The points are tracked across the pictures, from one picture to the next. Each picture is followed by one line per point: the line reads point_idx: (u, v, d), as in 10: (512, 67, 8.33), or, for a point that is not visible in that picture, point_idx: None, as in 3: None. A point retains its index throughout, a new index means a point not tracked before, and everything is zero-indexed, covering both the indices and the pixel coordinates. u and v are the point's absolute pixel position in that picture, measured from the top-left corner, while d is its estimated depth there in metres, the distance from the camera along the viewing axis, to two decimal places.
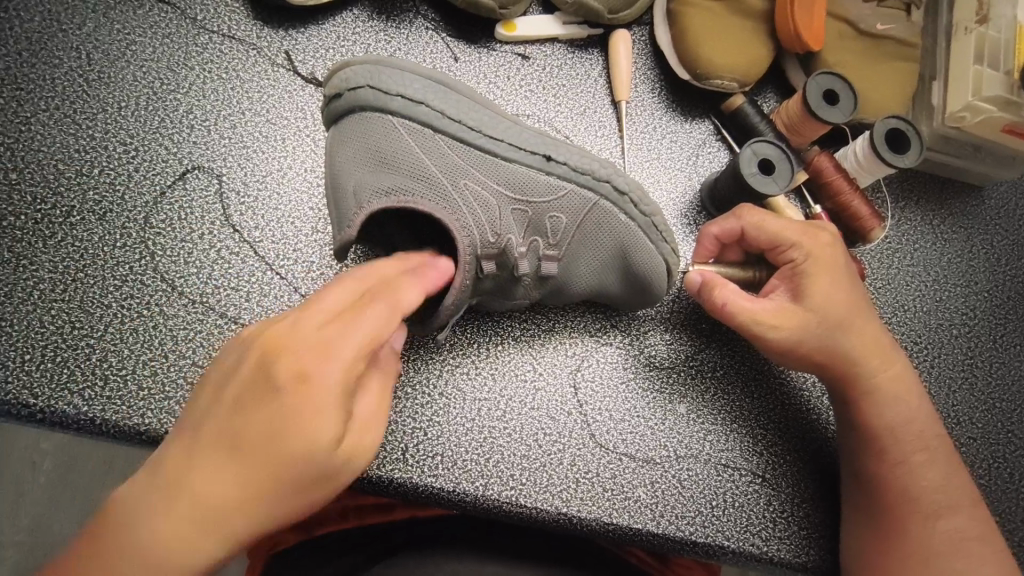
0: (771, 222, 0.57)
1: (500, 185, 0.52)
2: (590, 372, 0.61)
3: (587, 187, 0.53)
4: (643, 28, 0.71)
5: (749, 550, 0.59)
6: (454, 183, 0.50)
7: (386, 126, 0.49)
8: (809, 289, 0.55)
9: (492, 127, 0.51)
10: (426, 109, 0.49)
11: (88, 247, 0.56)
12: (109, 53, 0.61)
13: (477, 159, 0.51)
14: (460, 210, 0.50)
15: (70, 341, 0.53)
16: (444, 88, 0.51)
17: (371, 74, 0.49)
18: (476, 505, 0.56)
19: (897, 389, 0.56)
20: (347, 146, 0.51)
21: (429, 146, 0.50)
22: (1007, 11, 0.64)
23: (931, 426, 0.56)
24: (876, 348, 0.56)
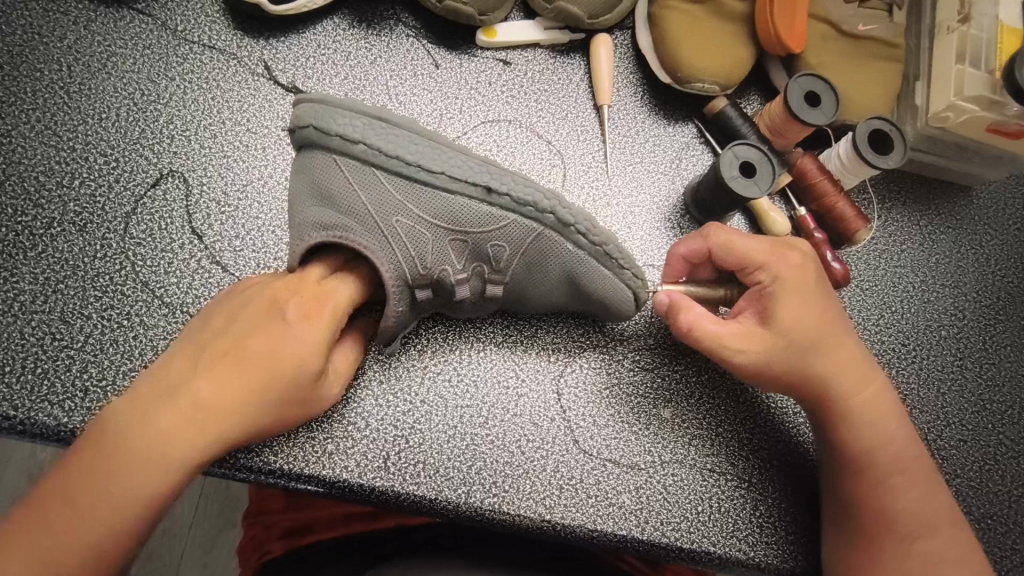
0: (738, 243, 0.56)
1: (434, 218, 0.52)
2: (573, 378, 0.61)
3: (530, 217, 0.53)
4: (625, 32, 0.71)
5: (736, 555, 0.58)
6: (384, 221, 0.51)
7: (327, 163, 0.51)
8: (777, 312, 0.54)
9: (431, 159, 0.50)
10: (364, 147, 0.50)
11: (68, 258, 0.56)
12: (90, 65, 0.61)
13: (414, 194, 0.51)
14: (389, 249, 0.51)
15: (50, 353, 0.53)
16: (387, 122, 0.51)
17: (314, 112, 0.50)
18: (458, 513, 0.56)
19: (872, 410, 0.55)
20: (299, 177, 0.53)
21: (367, 182, 0.50)
22: (990, 10, 0.64)
23: (908, 446, 0.55)
24: (849, 370, 0.55)
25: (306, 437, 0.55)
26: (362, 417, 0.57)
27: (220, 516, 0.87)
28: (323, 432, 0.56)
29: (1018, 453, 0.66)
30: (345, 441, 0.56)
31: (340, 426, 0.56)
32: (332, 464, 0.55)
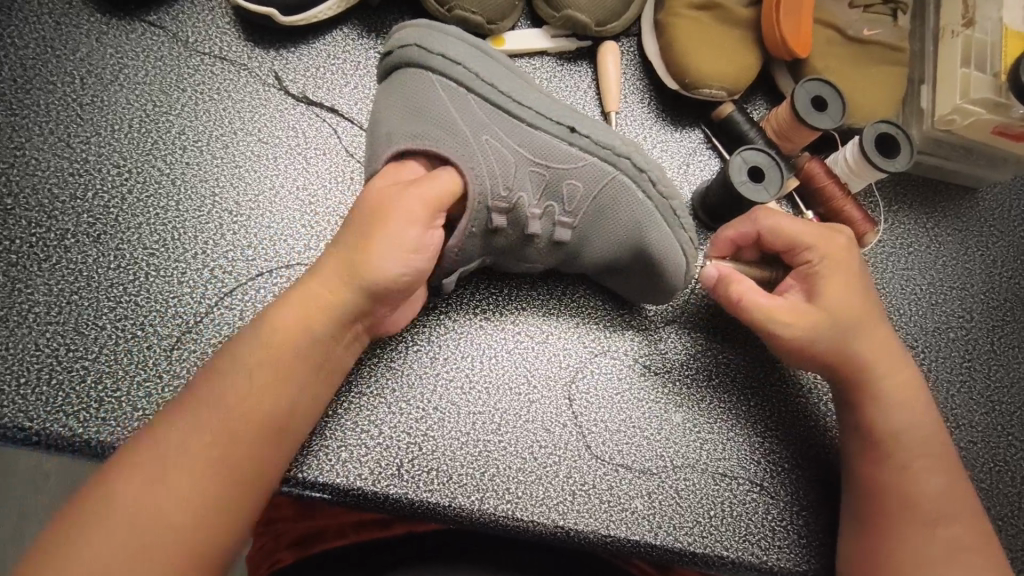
0: (789, 223, 0.57)
1: (519, 145, 0.54)
2: (584, 384, 0.61)
3: (607, 161, 0.55)
4: (631, 39, 0.71)
5: (749, 559, 0.58)
6: (473, 135, 0.53)
7: (423, 81, 0.54)
8: (823, 290, 0.55)
9: (523, 95, 0.55)
10: (463, 69, 0.54)
11: (82, 269, 0.56)
12: (102, 78, 0.61)
13: (503, 121, 0.54)
14: (475, 159, 0.52)
15: (66, 364, 0.53)
16: (486, 58, 0.56)
17: (419, 35, 0.55)
18: (472, 520, 0.56)
19: (905, 394, 0.56)
20: (387, 97, 0.55)
21: (459, 101, 0.53)
22: (993, 13, 0.64)
23: (935, 433, 0.56)
24: (888, 355, 0.56)
25: (320, 445, 0.55)
26: (374, 424, 0.57)
27: None
28: (337, 440, 0.56)
29: None
30: (359, 448, 0.56)
31: (354, 434, 0.56)
32: (346, 472, 0.55)
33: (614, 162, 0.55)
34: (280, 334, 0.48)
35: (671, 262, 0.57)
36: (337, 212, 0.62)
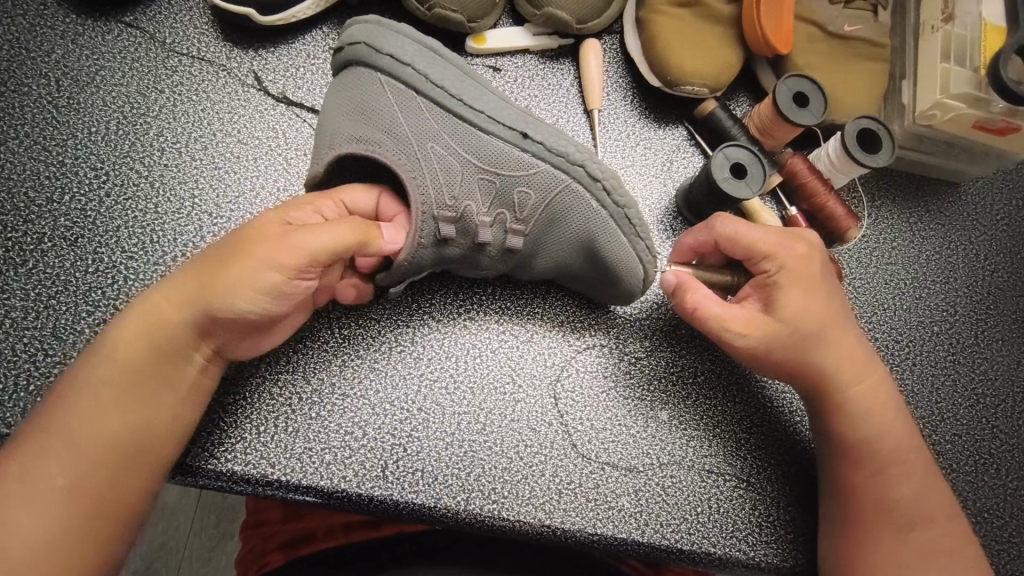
0: (747, 231, 0.56)
1: (468, 153, 0.54)
2: (569, 382, 0.61)
3: (561, 168, 0.55)
4: (613, 37, 0.71)
5: (736, 556, 0.58)
6: (420, 145, 0.52)
7: (372, 82, 0.53)
8: (781, 298, 0.55)
9: (475, 98, 0.54)
10: (412, 72, 0.53)
11: (59, 273, 0.55)
12: (78, 80, 0.61)
13: (452, 127, 0.53)
14: (419, 167, 0.52)
15: (44, 369, 0.52)
16: (437, 57, 0.54)
17: (369, 31, 0.53)
18: (458, 520, 0.55)
19: (871, 400, 0.56)
20: (337, 96, 0.55)
21: (407, 105, 0.53)
22: (973, 9, 0.64)
23: (909, 438, 0.56)
24: (855, 363, 0.56)
25: (304, 448, 0.55)
26: (359, 426, 0.56)
27: (217, 528, 0.85)
28: (321, 442, 0.55)
29: (1013, 447, 0.66)
30: (343, 450, 0.55)
31: (338, 435, 0.56)
32: (330, 474, 0.55)
33: (568, 169, 0.55)
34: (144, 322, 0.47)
35: (629, 277, 0.58)
36: None
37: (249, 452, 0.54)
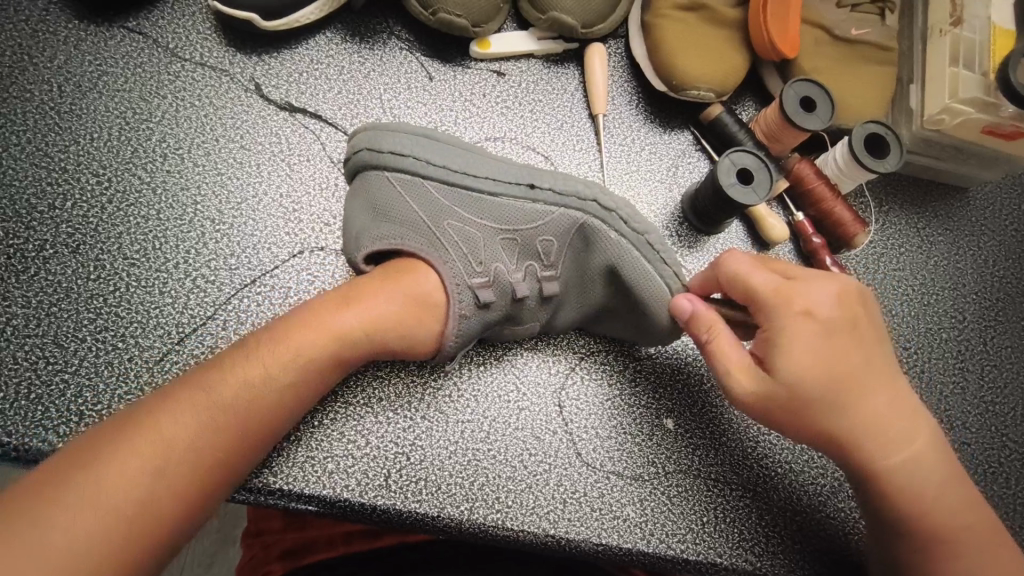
0: (753, 276, 0.51)
1: (483, 218, 0.54)
2: (574, 390, 0.60)
3: (574, 209, 0.56)
4: (618, 41, 0.71)
5: (743, 565, 0.57)
6: (437, 224, 0.53)
7: (379, 183, 0.54)
8: (805, 358, 0.48)
9: (475, 167, 0.55)
10: (412, 161, 0.54)
11: (60, 280, 0.55)
12: (80, 85, 0.60)
13: (461, 199, 0.54)
14: (442, 248, 0.53)
15: (45, 377, 0.52)
16: (428, 139, 0.55)
17: (369, 138, 0.55)
18: (462, 531, 0.55)
19: (919, 463, 0.50)
20: (354, 204, 0.55)
21: (416, 192, 0.53)
22: (981, 12, 0.64)
23: (957, 497, 0.50)
24: (887, 428, 0.49)
25: (306, 456, 0.54)
26: (362, 435, 0.56)
27: (218, 534, 0.83)
28: (324, 451, 0.55)
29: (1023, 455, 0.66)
30: (346, 459, 0.55)
31: (340, 444, 0.55)
32: (333, 483, 0.54)
33: (582, 207, 0.56)
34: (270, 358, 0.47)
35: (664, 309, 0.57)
36: (321, 220, 0.61)
37: None
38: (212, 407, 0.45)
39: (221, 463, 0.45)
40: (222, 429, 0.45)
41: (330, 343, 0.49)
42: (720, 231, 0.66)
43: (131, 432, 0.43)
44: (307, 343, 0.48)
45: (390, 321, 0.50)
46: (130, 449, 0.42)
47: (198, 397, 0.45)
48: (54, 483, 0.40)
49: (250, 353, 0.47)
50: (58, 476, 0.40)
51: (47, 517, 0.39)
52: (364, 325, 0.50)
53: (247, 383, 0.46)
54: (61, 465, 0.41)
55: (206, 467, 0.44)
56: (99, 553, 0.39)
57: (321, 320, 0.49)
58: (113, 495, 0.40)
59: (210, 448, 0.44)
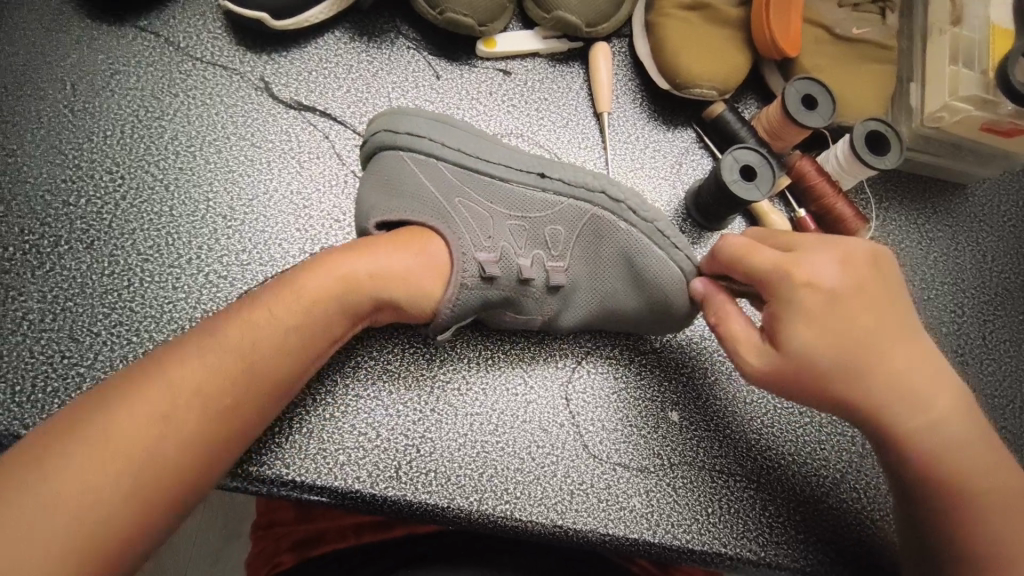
0: (757, 252, 0.52)
1: (495, 200, 0.56)
2: (580, 383, 0.61)
3: (582, 199, 0.58)
4: (622, 41, 0.72)
5: (747, 555, 0.58)
6: (447, 200, 0.54)
7: (394, 160, 0.55)
8: (809, 327, 0.49)
9: (490, 154, 0.57)
10: (428, 143, 0.56)
11: (76, 275, 0.56)
12: (93, 84, 0.61)
13: (474, 181, 0.56)
14: (450, 219, 0.53)
15: (61, 370, 0.53)
16: (446, 125, 0.57)
17: (387, 120, 0.56)
18: (471, 521, 0.55)
19: (936, 422, 0.50)
20: (363, 183, 0.56)
21: (431, 172, 0.55)
22: (980, 12, 0.65)
23: (977, 455, 0.50)
24: (901, 390, 0.50)
25: (318, 449, 0.55)
26: (372, 427, 0.57)
27: (224, 529, 0.83)
28: (335, 443, 0.56)
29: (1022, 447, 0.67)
30: (357, 451, 0.56)
31: (351, 436, 0.56)
32: (344, 475, 0.55)
33: (589, 198, 0.58)
34: (264, 314, 0.48)
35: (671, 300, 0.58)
36: (331, 216, 0.62)
37: (263, 453, 0.54)
38: (217, 367, 0.45)
39: (225, 420, 0.45)
40: (224, 387, 0.45)
41: (325, 299, 0.49)
42: (723, 228, 0.67)
43: (143, 376, 0.43)
44: (300, 300, 0.49)
45: (386, 278, 0.51)
46: (135, 410, 0.42)
47: (206, 344, 0.46)
48: (57, 451, 0.40)
49: (254, 312, 0.48)
50: (60, 442, 0.40)
51: (61, 455, 0.39)
52: (369, 278, 0.50)
53: (245, 339, 0.47)
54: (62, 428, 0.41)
55: (214, 425, 0.44)
56: (108, 512, 0.39)
57: (321, 279, 0.50)
58: (112, 461, 0.40)
59: (211, 406, 0.44)
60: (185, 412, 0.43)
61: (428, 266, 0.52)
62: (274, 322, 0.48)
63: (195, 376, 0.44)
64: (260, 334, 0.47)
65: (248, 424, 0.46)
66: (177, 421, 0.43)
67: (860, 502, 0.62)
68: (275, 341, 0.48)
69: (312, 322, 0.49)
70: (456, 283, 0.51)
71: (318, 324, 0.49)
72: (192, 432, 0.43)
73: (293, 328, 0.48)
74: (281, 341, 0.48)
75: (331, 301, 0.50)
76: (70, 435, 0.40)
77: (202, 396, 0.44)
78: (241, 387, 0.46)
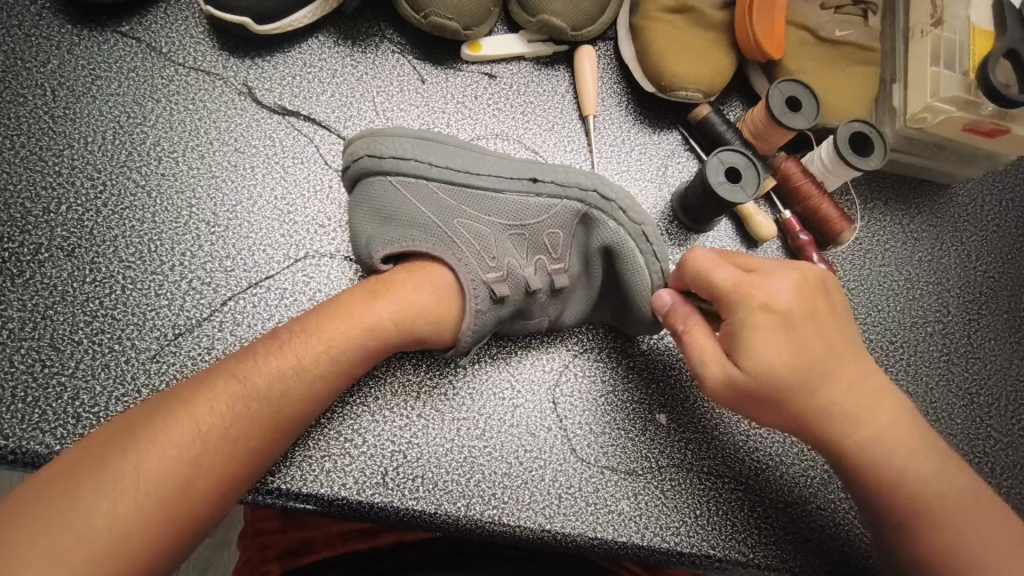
0: (716, 271, 0.52)
1: (490, 215, 0.55)
2: (568, 386, 0.61)
3: (576, 199, 0.57)
4: (607, 43, 0.72)
5: (735, 557, 0.58)
6: (446, 223, 0.54)
7: (385, 187, 0.54)
8: (768, 346, 0.49)
9: (478, 165, 0.55)
10: (416, 164, 0.54)
11: (57, 283, 0.55)
12: (74, 90, 0.61)
13: (469, 197, 0.55)
14: (455, 245, 0.53)
15: (42, 379, 0.52)
16: (429, 141, 0.55)
17: (368, 145, 0.54)
18: (458, 526, 0.55)
19: (895, 439, 0.51)
20: (357, 209, 0.55)
21: (423, 194, 0.54)
22: (961, 13, 0.65)
23: (941, 472, 0.51)
24: (852, 408, 0.51)
25: (304, 456, 0.55)
26: (359, 433, 0.56)
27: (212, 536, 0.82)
28: (321, 450, 0.55)
29: (1007, 445, 0.67)
30: (343, 458, 0.55)
31: (337, 443, 0.56)
32: (330, 482, 0.55)
33: (583, 199, 0.57)
34: (284, 351, 0.48)
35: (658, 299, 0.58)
36: (316, 221, 0.61)
37: None
38: (228, 400, 0.45)
39: (234, 452, 0.44)
40: (229, 420, 0.44)
41: (347, 337, 0.50)
42: (710, 230, 0.68)
43: (160, 413, 0.43)
44: (320, 335, 0.49)
45: (413, 313, 0.51)
46: (152, 449, 0.42)
47: (228, 387, 0.45)
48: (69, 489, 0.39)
49: (270, 348, 0.48)
50: (73, 483, 0.40)
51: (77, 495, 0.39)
52: (393, 319, 0.51)
53: (262, 375, 0.47)
54: (73, 468, 0.40)
55: (219, 457, 0.43)
56: (114, 549, 0.38)
57: (346, 315, 0.50)
58: (123, 500, 0.39)
59: (216, 440, 0.44)
60: (194, 446, 0.43)
61: (447, 300, 0.53)
62: (289, 353, 0.48)
63: (207, 411, 0.44)
64: (273, 366, 0.47)
65: (253, 457, 0.46)
66: (186, 457, 0.42)
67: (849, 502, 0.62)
68: (285, 371, 0.47)
69: (332, 360, 0.49)
70: (470, 312, 0.52)
71: (343, 368, 0.49)
72: (198, 465, 0.42)
73: (303, 356, 0.48)
74: (293, 370, 0.48)
75: (353, 339, 0.50)
76: (88, 474, 0.40)
77: (208, 429, 0.43)
78: (251, 419, 0.45)
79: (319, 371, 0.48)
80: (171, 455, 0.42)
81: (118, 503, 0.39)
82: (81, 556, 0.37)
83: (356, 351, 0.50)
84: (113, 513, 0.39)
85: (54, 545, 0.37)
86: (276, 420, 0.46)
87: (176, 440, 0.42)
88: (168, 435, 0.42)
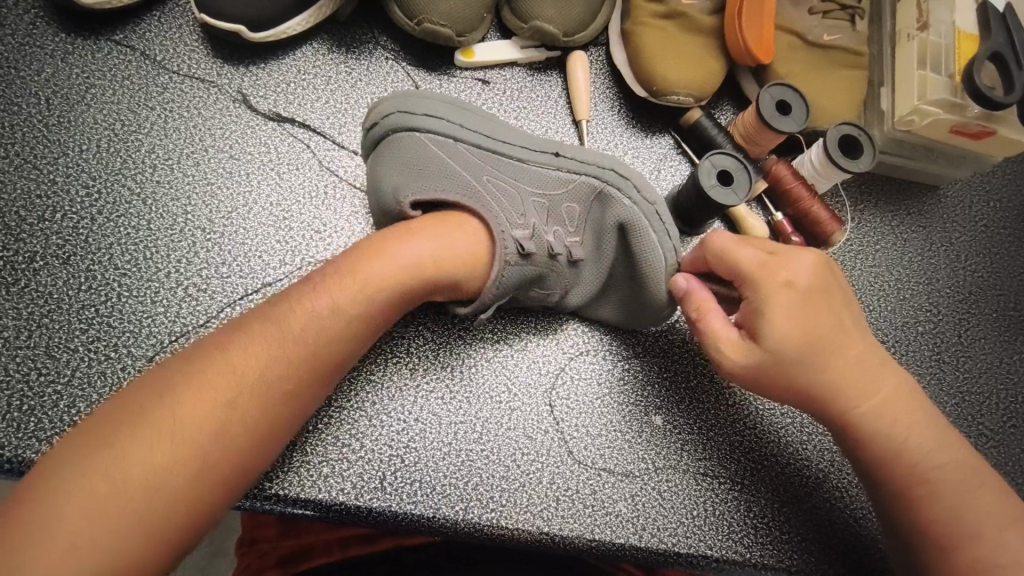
0: (734, 251, 0.52)
1: (514, 178, 0.57)
2: (564, 390, 0.62)
3: (594, 175, 0.59)
4: (599, 49, 0.73)
5: (733, 557, 0.59)
6: (474, 176, 0.54)
7: (416, 139, 0.55)
8: (784, 323, 0.49)
9: (504, 134, 0.58)
10: (446, 124, 0.56)
11: (52, 292, 0.55)
12: (69, 98, 0.61)
13: (493, 161, 0.57)
14: (482, 194, 0.53)
15: (38, 387, 0.52)
16: (460, 109, 0.58)
17: (401, 102, 0.57)
18: (457, 530, 0.55)
19: (907, 417, 0.52)
20: (382, 160, 0.55)
21: (451, 151, 0.55)
22: (945, 17, 0.67)
23: (950, 448, 0.52)
24: (864, 383, 0.51)
25: (301, 461, 0.55)
26: (356, 438, 0.57)
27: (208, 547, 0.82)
28: (319, 455, 0.56)
29: (999, 442, 0.68)
30: (340, 463, 0.56)
31: (335, 447, 0.56)
32: (328, 487, 0.55)
33: (600, 174, 0.59)
34: (319, 299, 0.48)
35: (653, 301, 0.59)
36: (311, 227, 0.62)
37: None
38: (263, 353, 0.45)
39: (270, 409, 0.44)
40: (264, 373, 0.44)
41: (381, 283, 0.49)
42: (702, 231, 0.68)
43: (196, 363, 0.43)
44: (354, 283, 0.49)
45: (442, 263, 0.50)
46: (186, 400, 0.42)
47: (264, 334, 0.45)
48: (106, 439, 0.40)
49: (304, 297, 0.48)
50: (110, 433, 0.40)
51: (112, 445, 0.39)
52: (425, 264, 0.50)
53: (296, 328, 0.46)
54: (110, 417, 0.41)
55: (253, 412, 0.43)
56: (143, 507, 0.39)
57: (378, 256, 0.50)
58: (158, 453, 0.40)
59: (251, 396, 0.43)
60: (230, 400, 0.43)
61: (476, 248, 0.52)
62: (326, 302, 0.48)
63: (243, 363, 0.44)
64: (308, 318, 0.47)
65: (287, 414, 0.46)
66: (221, 410, 0.42)
67: (843, 500, 0.63)
68: (316, 325, 0.47)
69: (364, 310, 0.48)
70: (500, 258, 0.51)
71: (375, 316, 0.49)
72: (234, 423, 0.42)
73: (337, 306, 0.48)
74: (326, 323, 0.47)
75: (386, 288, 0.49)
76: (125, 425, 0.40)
77: (244, 383, 0.43)
78: (286, 375, 0.45)
79: (351, 323, 0.48)
80: (208, 407, 0.42)
81: (153, 456, 0.39)
82: (114, 511, 0.38)
83: (387, 299, 0.49)
84: (147, 466, 0.39)
85: (90, 501, 0.37)
86: (311, 376, 0.46)
87: (212, 392, 0.42)
88: (204, 387, 0.42)
